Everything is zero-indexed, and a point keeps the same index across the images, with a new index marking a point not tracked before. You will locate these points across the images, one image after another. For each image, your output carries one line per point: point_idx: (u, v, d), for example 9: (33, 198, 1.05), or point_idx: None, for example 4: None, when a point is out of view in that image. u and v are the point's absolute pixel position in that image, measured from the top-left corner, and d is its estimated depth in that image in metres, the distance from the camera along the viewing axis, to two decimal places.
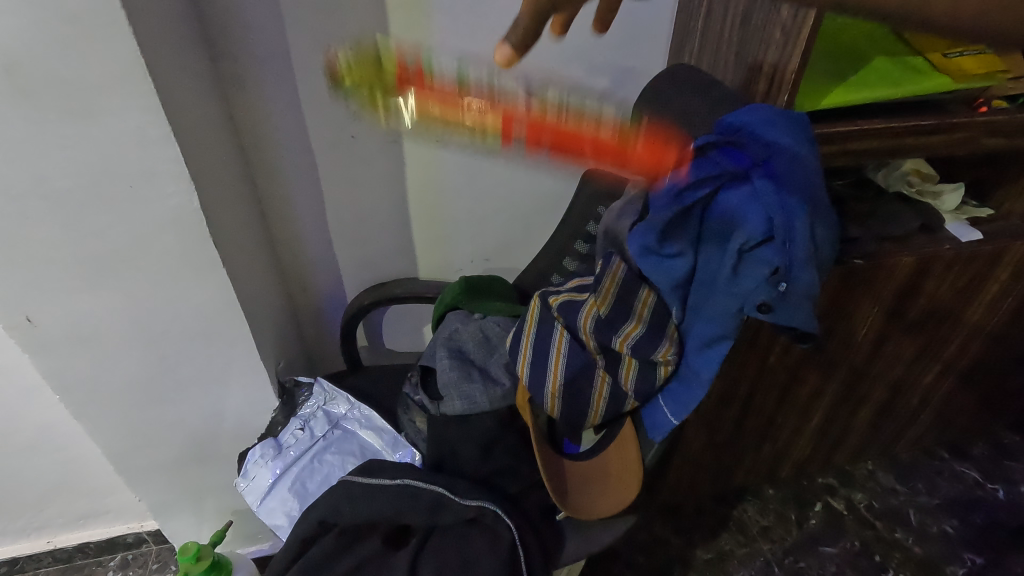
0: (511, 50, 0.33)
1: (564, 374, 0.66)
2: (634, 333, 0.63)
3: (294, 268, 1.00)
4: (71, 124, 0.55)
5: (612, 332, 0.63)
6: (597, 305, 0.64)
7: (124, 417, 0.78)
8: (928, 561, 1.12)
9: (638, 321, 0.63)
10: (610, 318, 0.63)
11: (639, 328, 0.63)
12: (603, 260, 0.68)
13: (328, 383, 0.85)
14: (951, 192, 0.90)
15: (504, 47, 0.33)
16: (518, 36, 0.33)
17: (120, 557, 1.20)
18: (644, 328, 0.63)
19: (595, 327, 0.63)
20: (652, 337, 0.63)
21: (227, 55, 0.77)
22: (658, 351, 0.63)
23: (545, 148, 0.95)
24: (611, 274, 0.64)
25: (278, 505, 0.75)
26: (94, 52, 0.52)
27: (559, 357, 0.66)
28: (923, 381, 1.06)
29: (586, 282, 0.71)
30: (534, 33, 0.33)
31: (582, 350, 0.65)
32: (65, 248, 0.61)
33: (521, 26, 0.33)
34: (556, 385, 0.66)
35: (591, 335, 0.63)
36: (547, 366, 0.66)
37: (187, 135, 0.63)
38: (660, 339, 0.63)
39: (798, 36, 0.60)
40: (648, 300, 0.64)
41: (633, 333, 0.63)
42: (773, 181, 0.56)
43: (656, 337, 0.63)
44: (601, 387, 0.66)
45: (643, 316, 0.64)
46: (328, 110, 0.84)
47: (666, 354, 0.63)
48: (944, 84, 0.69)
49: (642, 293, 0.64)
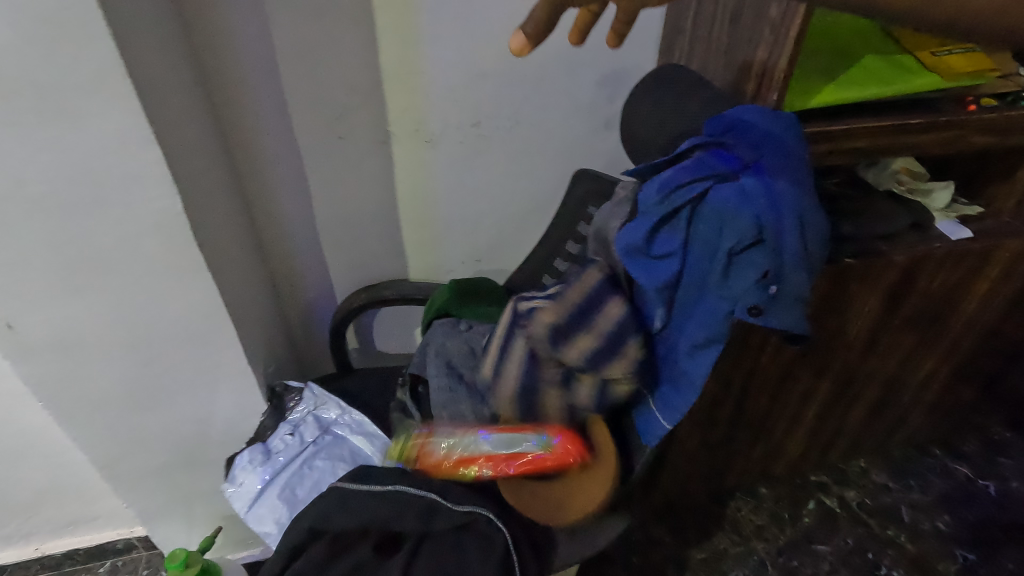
0: (526, 39, 0.36)
1: (515, 385, 0.63)
2: (586, 347, 0.62)
3: (283, 271, 0.99)
4: (50, 126, 0.54)
5: (563, 343, 0.62)
6: (549, 312, 0.62)
7: (110, 423, 0.77)
8: (921, 558, 1.12)
9: (592, 335, 0.62)
10: (562, 327, 0.62)
11: (594, 342, 0.62)
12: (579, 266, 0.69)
13: (318, 387, 0.84)
14: (940, 190, 0.90)
15: (520, 37, 0.37)
16: (532, 26, 0.36)
17: (110, 563, 1.19)
18: (598, 342, 0.62)
19: (546, 337, 0.62)
20: (603, 353, 0.62)
21: (212, 56, 0.76)
22: (610, 369, 0.63)
23: (535, 148, 0.94)
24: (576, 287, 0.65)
25: (267, 512, 0.74)
26: (71, 53, 0.51)
27: (514, 366, 0.63)
28: (914, 379, 1.07)
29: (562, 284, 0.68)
30: (543, 23, 0.36)
31: (537, 367, 0.63)
32: (45, 253, 0.60)
33: (534, 17, 0.36)
34: (507, 394, 0.64)
35: (545, 346, 0.62)
36: (502, 373, 0.64)
37: (171, 138, 0.62)
38: (613, 356, 0.62)
39: (786, 35, 0.60)
40: (614, 313, 0.64)
41: (585, 346, 0.62)
42: (763, 183, 0.56)
43: (610, 354, 0.62)
44: (553, 400, 0.64)
45: (601, 330, 0.63)
46: (315, 111, 0.83)
47: (618, 372, 0.62)
48: (934, 82, 0.69)
49: (609, 305, 0.64)
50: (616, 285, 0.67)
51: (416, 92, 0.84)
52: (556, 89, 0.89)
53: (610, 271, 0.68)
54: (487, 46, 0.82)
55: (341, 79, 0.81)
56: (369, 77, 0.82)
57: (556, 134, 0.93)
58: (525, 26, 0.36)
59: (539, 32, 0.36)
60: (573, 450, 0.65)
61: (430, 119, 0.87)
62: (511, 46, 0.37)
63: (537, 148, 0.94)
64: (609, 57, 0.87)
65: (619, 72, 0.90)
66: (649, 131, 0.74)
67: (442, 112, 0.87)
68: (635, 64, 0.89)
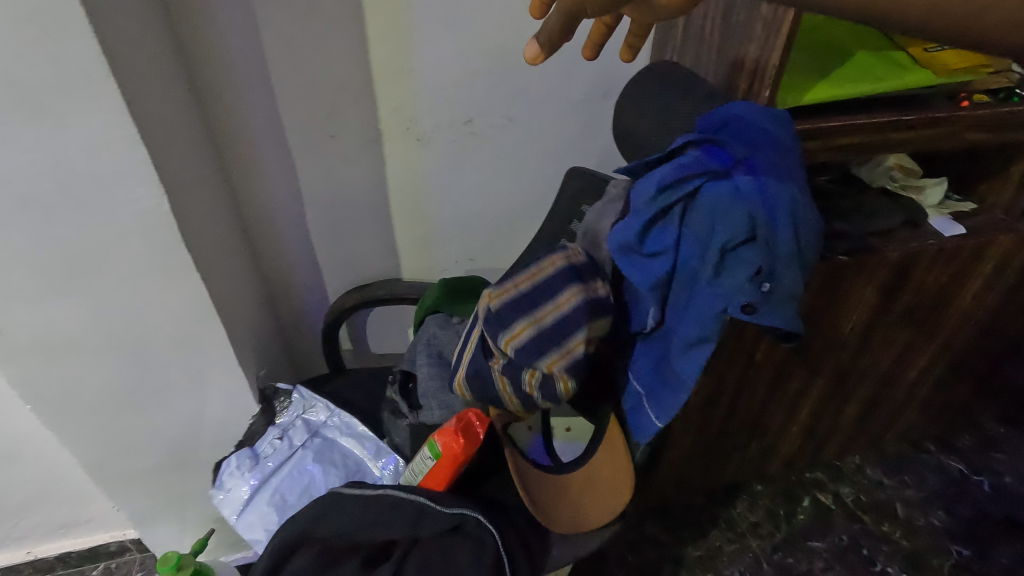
0: (539, 49, 0.39)
1: (467, 369, 0.66)
2: (522, 336, 0.61)
3: (275, 271, 0.98)
4: (32, 126, 0.53)
5: (501, 330, 0.63)
6: (490, 298, 0.64)
7: (99, 426, 0.76)
8: (915, 554, 1.12)
9: (529, 323, 0.62)
10: (501, 314, 0.63)
11: (530, 331, 0.61)
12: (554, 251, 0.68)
13: (307, 390, 0.83)
14: (933, 186, 0.91)
15: (534, 47, 0.39)
16: (544, 39, 0.38)
17: (104, 566, 1.18)
18: (535, 331, 0.61)
19: (485, 321, 0.64)
20: (539, 345, 0.61)
21: (199, 53, 0.75)
22: (545, 360, 0.60)
23: (528, 145, 0.94)
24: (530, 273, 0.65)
25: (257, 518, 0.74)
26: (53, 49, 0.50)
27: (469, 349, 0.67)
28: (908, 375, 1.07)
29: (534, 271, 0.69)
30: (558, 34, 0.38)
31: (483, 354, 0.65)
32: (29, 254, 0.59)
33: (547, 30, 0.38)
34: (461, 378, 0.66)
35: (484, 331, 0.64)
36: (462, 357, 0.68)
37: (156, 136, 0.61)
38: (551, 348, 0.61)
39: (778, 31, 0.60)
40: (563, 304, 0.62)
41: (520, 334, 0.61)
42: (756, 179, 0.56)
43: (546, 345, 0.61)
44: (505, 387, 0.63)
45: (543, 321, 0.62)
46: (305, 110, 0.82)
47: (552, 365, 0.60)
48: (926, 78, 0.69)
49: (561, 294, 0.63)
50: (579, 275, 0.64)
51: (407, 89, 0.83)
52: (548, 87, 0.88)
53: (576, 261, 0.66)
54: (479, 43, 0.82)
55: (330, 76, 0.80)
56: (360, 74, 0.81)
57: (548, 132, 0.93)
58: (537, 37, 0.39)
59: (554, 43, 0.38)
60: (457, 441, 0.64)
61: (421, 117, 0.86)
62: (526, 55, 0.39)
63: (530, 146, 0.94)
64: (601, 54, 0.87)
65: (611, 70, 0.89)
66: (641, 128, 0.73)
67: (434, 109, 0.86)
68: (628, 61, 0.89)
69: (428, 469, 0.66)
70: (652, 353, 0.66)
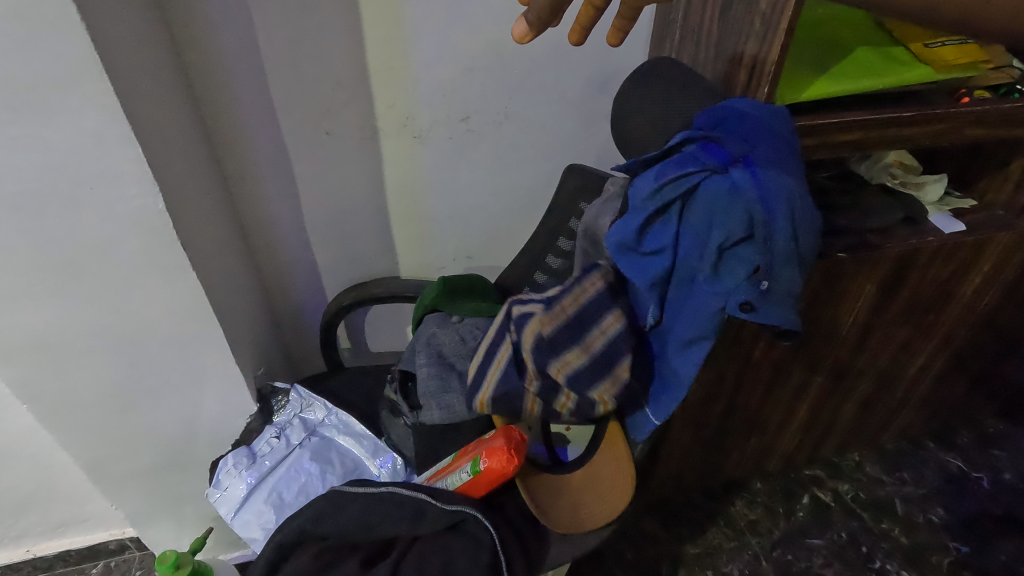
0: (528, 27, 0.38)
1: (495, 389, 0.61)
2: (574, 363, 0.61)
3: (272, 269, 0.98)
4: (24, 124, 0.52)
5: (552, 356, 0.60)
6: (542, 323, 0.60)
7: (96, 426, 0.76)
8: (914, 551, 1.12)
9: (581, 351, 0.61)
10: (552, 340, 0.61)
11: (581, 359, 0.61)
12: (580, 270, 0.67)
13: (304, 389, 0.83)
14: (933, 183, 0.91)
15: (523, 24, 0.39)
16: (533, 15, 0.38)
17: (103, 564, 1.18)
18: (585, 359, 0.61)
19: (536, 347, 0.59)
20: (590, 373, 0.62)
21: (193, 51, 0.74)
22: (595, 388, 0.62)
23: (526, 142, 0.93)
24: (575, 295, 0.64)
25: (253, 517, 0.74)
26: (44, 46, 0.49)
27: (498, 367, 0.61)
28: (908, 372, 1.06)
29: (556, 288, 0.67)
30: (548, 9, 0.37)
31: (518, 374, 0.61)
32: (23, 254, 0.59)
33: (536, 7, 0.38)
34: (486, 398, 0.61)
35: (530, 356, 0.59)
36: (486, 373, 0.62)
37: (149, 134, 0.60)
38: (601, 376, 0.63)
39: (777, 27, 0.59)
40: (608, 329, 0.63)
41: (573, 362, 0.61)
42: (754, 177, 0.55)
43: (596, 373, 0.62)
44: (534, 406, 0.62)
45: (591, 347, 0.62)
46: (301, 107, 0.82)
47: (603, 393, 0.62)
48: (926, 74, 0.68)
49: (605, 319, 0.64)
50: (616, 297, 0.66)
51: (403, 86, 0.83)
52: (546, 84, 0.88)
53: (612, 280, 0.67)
54: (476, 39, 0.81)
55: (327, 73, 0.80)
56: (356, 71, 0.80)
57: (546, 129, 0.93)
58: (526, 14, 0.38)
59: (543, 21, 0.38)
60: (507, 460, 0.62)
61: (418, 114, 0.86)
62: (513, 32, 0.39)
63: (528, 143, 0.93)
64: (599, 50, 0.86)
65: (609, 66, 0.88)
66: (639, 125, 0.73)
67: (431, 106, 0.85)
68: (625, 58, 0.88)
69: (464, 480, 0.65)
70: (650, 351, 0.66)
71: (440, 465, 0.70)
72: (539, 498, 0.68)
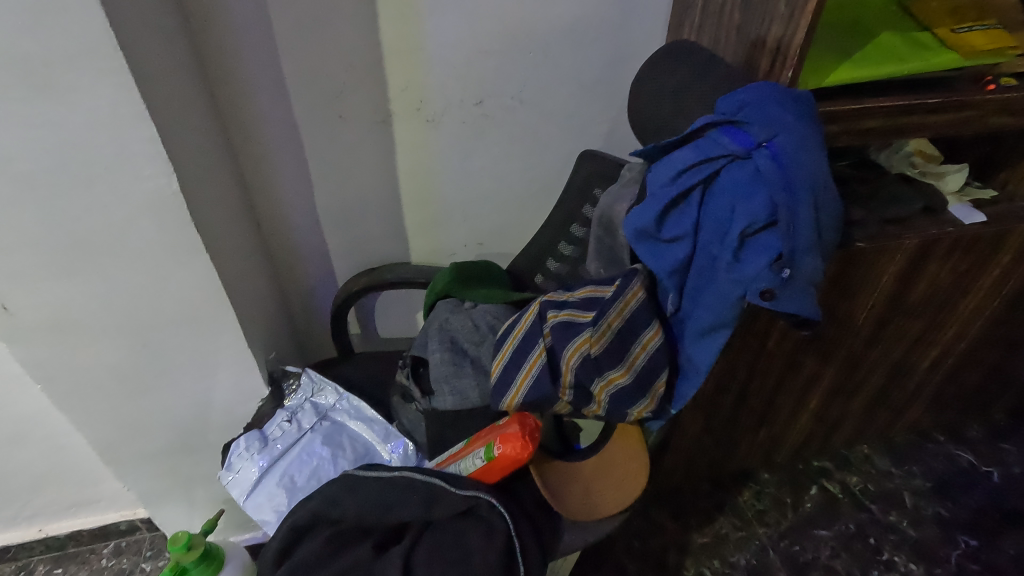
0: None
1: (525, 394, 0.60)
2: (617, 383, 0.59)
3: (282, 252, 0.97)
4: (41, 103, 0.52)
5: (596, 374, 0.58)
6: (590, 342, 0.58)
7: (110, 405, 0.76)
8: (922, 544, 1.12)
9: (625, 370, 0.59)
10: (598, 360, 0.58)
11: (625, 378, 0.60)
12: (622, 277, 0.63)
13: (316, 373, 0.83)
14: (954, 172, 0.87)
15: None
16: None
17: (114, 544, 1.19)
18: (630, 380, 0.60)
19: (582, 367, 0.57)
20: (633, 392, 0.60)
21: (205, 28, 0.73)
22: (634, 407, 0.61)
23: (540, 128, 0.92)
24: (621, 307, 0.60)
25: (265, 500, 0.75)
26: (56, 21, 0.48)
27: (530, 373, 0.60)
28: (921, 365, 1.06)
29: (594, 292, 0.63)
30: None
31: (553, 384, 0.59)
32: (38, 232, 0.59)
33: None
34: (514, 401, 0.61)
35: (574, 374, 0.58)
36: (515, 377, 0.61)
37: (163, 112, 0.59)
38: (642, 395, 0.61)
39: (803, 9, 0.58)
40: (649, 344, 0.61)
41: (617, 382, 0.59)
42: (777, 164, 0.53)
43: (638, 393, 0.61)
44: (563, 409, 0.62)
45: (635, 365, 0.60)
46: (314, 89, 0.81)
47: (641, 410, 0.61)
48: (952, 60, 0.67)
49: (645, 334, 0.61)
50: (655, 309, 0.64)
51: (416, 69, 0.82)
52: (562, 66, 0.86)
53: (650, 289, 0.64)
54: (491, 23, 0.80)
55: (341, 54, 0.78)
56: (369, 53, 0.79)
57: (559, 113, 0.91)
58: None
59: None
60: (520, 448, 0.62)
61: (431, 97, 0.85)
62: None
63: (541, 127, 0.92)
64: (615, 34, 0.85)
65: (624, 50, 0.87)
66: (656, 110, 0.71)
67: (445, 90, 0.84)
68: (642, 42, 0.87)
69: (476, 467, 0.64)
70: (668, 337, 0.65)
71: (452, 451, 0.71)
72: (546, 475, 0.69)
